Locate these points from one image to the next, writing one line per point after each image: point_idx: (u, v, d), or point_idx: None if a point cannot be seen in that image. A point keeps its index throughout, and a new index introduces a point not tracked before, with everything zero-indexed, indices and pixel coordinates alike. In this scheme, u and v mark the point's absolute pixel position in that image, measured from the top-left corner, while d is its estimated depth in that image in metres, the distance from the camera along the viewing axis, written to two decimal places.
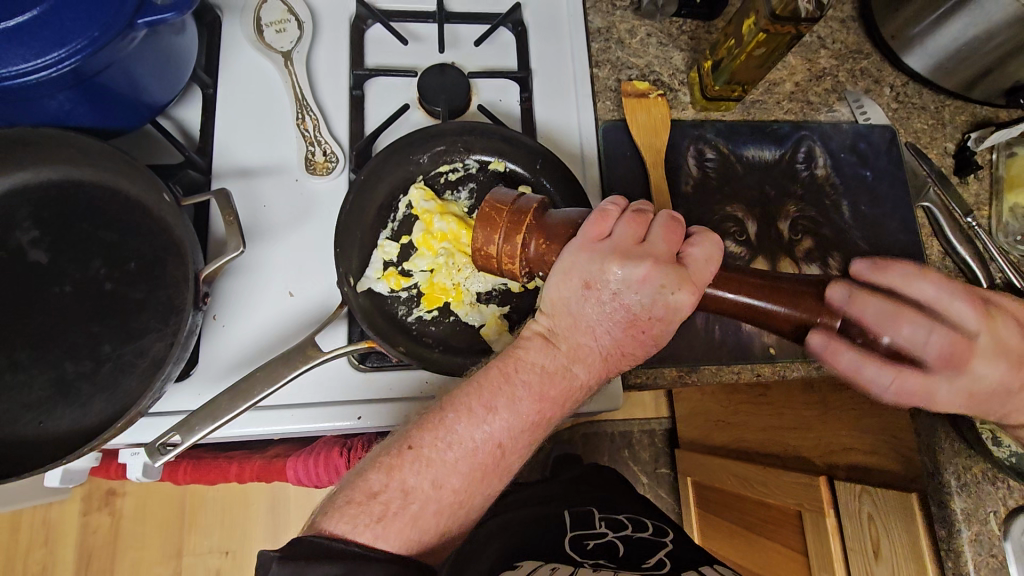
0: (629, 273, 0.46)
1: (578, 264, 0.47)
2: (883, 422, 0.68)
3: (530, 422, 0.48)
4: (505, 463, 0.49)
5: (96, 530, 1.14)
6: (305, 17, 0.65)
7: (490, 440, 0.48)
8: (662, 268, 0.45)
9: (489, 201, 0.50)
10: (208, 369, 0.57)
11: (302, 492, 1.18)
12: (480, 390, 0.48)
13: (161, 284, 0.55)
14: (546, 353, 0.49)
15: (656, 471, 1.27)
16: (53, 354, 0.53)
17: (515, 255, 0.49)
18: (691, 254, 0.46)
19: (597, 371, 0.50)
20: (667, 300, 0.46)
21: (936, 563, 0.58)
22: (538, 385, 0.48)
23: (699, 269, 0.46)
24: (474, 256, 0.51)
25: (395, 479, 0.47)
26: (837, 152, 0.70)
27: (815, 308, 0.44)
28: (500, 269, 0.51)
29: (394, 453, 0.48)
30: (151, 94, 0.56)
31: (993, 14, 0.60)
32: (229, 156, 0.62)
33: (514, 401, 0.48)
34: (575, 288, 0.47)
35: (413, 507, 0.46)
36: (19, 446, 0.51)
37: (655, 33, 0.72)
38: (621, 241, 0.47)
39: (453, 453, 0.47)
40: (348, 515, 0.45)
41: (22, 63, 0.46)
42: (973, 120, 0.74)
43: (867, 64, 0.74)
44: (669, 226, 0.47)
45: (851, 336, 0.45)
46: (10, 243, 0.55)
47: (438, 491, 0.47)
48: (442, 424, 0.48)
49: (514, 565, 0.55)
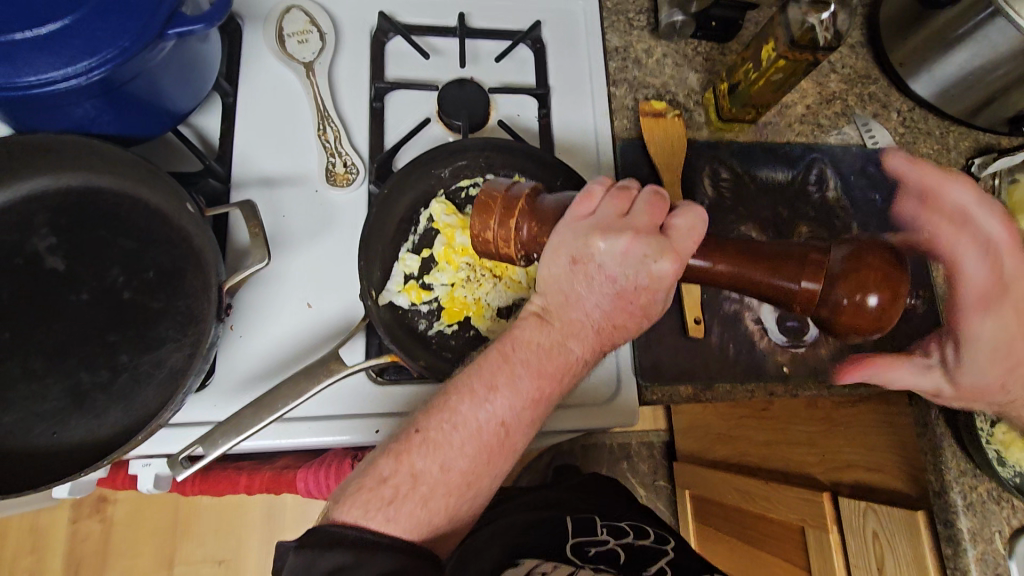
0: (613, 246, 0.45)
1: (565, 240, 0.46)
2: (893, 438, 0.67)
3: (532, 399, 0.48)
4: (511, 441, 0.48)
5: (86, 538, 1.12)
6: (327, 28, 0.66)
7: (494, 419, 0.47)
8: (644, 239, 0.44)
9: (482, 189, 0.48)
10: (224, 381, 0.56)
11: (298, 501, 1.17)
12: (480, 370, 0.48)
13: (180, 294, 0.54)
14: (542, 331, 0.49)
15: (654, 483, 1.28)
16: (68, 363, 0.52)
17: (510, 240, 0.47)
18: (675, 225, 0.45)
19: (592, 346, 0.50)
20: (651, 269, 0.44)
21: (936, 562, 0.60)
22: (536, 363, 0.48)
23: (682, 239, 0.44)
24: (472, 244, 0.49)
25: (404, 464, 0.46)
26: (847, 175, 0.72)
27: (798, 274, 0.43)
28: (496, 253, 0.49)
29: (402, 438, 0.47)
30: (175, 103, 0.56)
31: (999, 46, 0.61)
32: (248, 164, 0.62)
33: (514, 378, 0.47)
34: (564, 265, 0.46)
35: (422, 490, 0.45)
36: (32, 455, 0.50)
37: (671, 54, 0.73)
38: (605, 217, 0.46)
39: (458, 435, 0.46)
40: (359, 501, 0.45)
41: (52, 71, 0.46)
42: (977, 146, 0.76)
43: (875, 89, 0.76)
44: (653, 201, 0.46)
45: (835, 301, 0.44)
46: (27, 249, 0.54)
47: (445, 473, 0.46)
48: (445, 407, 0.47)
49: (515, 563, 0.57)
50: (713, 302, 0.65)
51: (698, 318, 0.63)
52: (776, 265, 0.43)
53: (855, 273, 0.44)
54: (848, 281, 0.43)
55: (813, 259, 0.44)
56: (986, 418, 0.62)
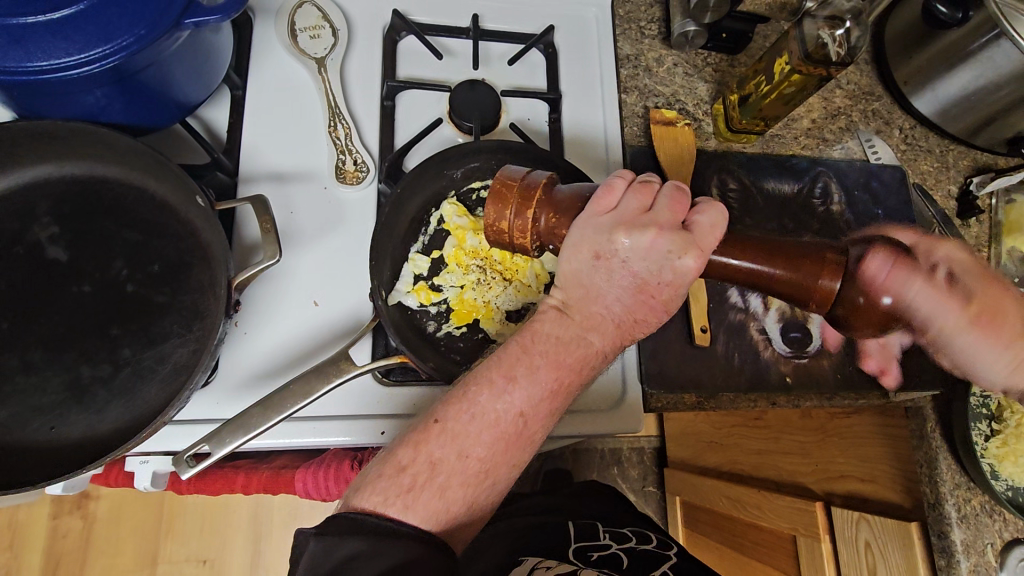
0: (637, 241, 0.44)
1: (586, 235, 0.46)
2: (881, 452, 0.69)
3: (550, 390, 0.47)
4: (529, 434, 0.47)
5: (65, 535, 1.10)
6: (339, 25, 0.65)
7: (512, 410, 0.46)
8: (668, 234, 0.44)
9: (498, 176, 0.49)
10: (227, 379, 0.55)
11: (285, 500, 1.16)
12: (499, 362, 0.47)
13: (186, 289, 0.53)
14: (560, 323, 0.48)
15: (644, 489, 1.28)
16: (68, 357, 0.51)
17: (526, 230, 0.47)
18: (698, 221, 0.45)
19: (613, 339, 0.49)
20: (674, 265, 0.44)
21: (927, 566, 0.60)
22: (554, 354, 0.47)
23: (705, 236, 0.44)
24: (487, 234, 0.49)
25: (422, 452, 0.45)
26: (851, 189, 0.73)
27: (815, 272, 0.44)
28: (511, 245, 0.49)
29: (421, 427, 0.47)
30: (186, 93, 0.55)
31: (1001, 67, 0.63)
32: (257, 159, 0.61)
33: (533, 371, 0.47)
34: (585, 260, 0.46)
35: (439, 479, 0.45)
36: (28, 450, 0.49)
37: (681, 64, 0.73)
38: (627, 211, 0.45)
39: (476, 425, 0.46)
40: (379, 488, 0.44)
41: (65, 57, 0.45)
42: (975, 165, 0.77)
43: (878, 106, 0.77)
44: (675, 196, 0.46)
45: (851, 299, 0.44)
46: (28, 238, 0.53)
47: (463, 461, 0.45)
48: (464, 397, 0.46)
49: (519, 561, 0.58)
50: (719, 311, 0.65)
51: (705, 327, 0.63)
52: (795, 262, 0.44)
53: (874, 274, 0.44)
54: (865, 280, 0.43)
55: (832, 258, 0.44)
56: (979, 431, 0.63)
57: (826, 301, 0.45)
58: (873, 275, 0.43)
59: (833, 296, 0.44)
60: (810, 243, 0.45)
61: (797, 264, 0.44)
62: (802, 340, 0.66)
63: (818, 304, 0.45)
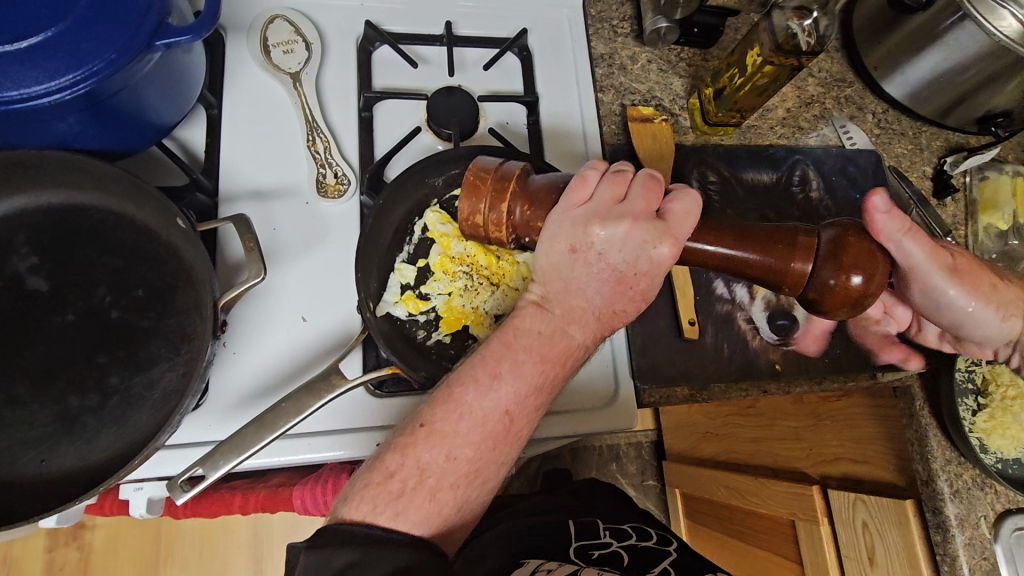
0: (612, 233, 0.45)
1: (563, 227, 0.46)
2: (874, 431, 0.69)
3: (536, 385, 0.47)
4: (516, 429, 0.47)
5: (62, 567, 1.08)
6: (312, 38, 0.65)
7: (499, 406, 0.46)
8: (642, 224, 0.44)
9: (472, 168, 0.49)
10: (215, 403, 0.54)
11: (285, 517, 1.15)
12: (484, 359, 0.47)
13: (171, 312, 0.53)
14: (542, 318, 0.48)
15: (644, 483, 1.29)
16: (55, 388, 0.50)
17: (501, 223, 0.48)
18: (671, 210, 0.45)
19: (593, 331, 0.49)
20: (651, 255, 0.44)
21: (922, 539, 0.61)
22: (539, 349, 0.47)
23: (680, 223, 0.45)
24: (462, 228, 0.50)
25: (411, 457, 0.45)
26: (828, 176, 0.74)
27: (788, 255, 0.44)
28: (487, 238, 0.50)
29: (407, 431, 0.46)
30: (159, 114, 0.54)
31: (968, 48, 0.64)
32: (237, 178, 0.60)
33: (518, 365, 0.47)
34: (562, 253, 0.46)
35: (429, 482, 0.45)
36: (17, 485, 0.48)
37: (655, 60, 0.74)
38: (601, 203, 0.46)
39: (465, 424, 0.46)
40: (367, 497, 0.44)
41: (36, 85, 0.44)
42: (947, 145, 0.78)
43: (851, 92, 0.79)
44: (649, 185, 0.46)
45: (823, 281, 0.44)
46: (7, 270, 0.52)
47: (452, 463, 0.45)
48: (450, 397, 0.46)
49: (521, 563, 0.58)
50: (706, 304, 0.66)
51: (693, 320, 0.64)
52: (767, 244, 0.45)
53: (842, 254, 0.44)
54: (836, 261, 0.44)
55: (802, 242, 0.45)
56: (966, 406, 0.64)
57: (799, 282, 0.45)
58: (844, 255, 0.44)
59: (804, 278, 0.45)
60: (784, 227, 0.46)
61: (771, 249, 0.44)
62: (790, 327, 0.67)
63: (791, 286, 0.46)
